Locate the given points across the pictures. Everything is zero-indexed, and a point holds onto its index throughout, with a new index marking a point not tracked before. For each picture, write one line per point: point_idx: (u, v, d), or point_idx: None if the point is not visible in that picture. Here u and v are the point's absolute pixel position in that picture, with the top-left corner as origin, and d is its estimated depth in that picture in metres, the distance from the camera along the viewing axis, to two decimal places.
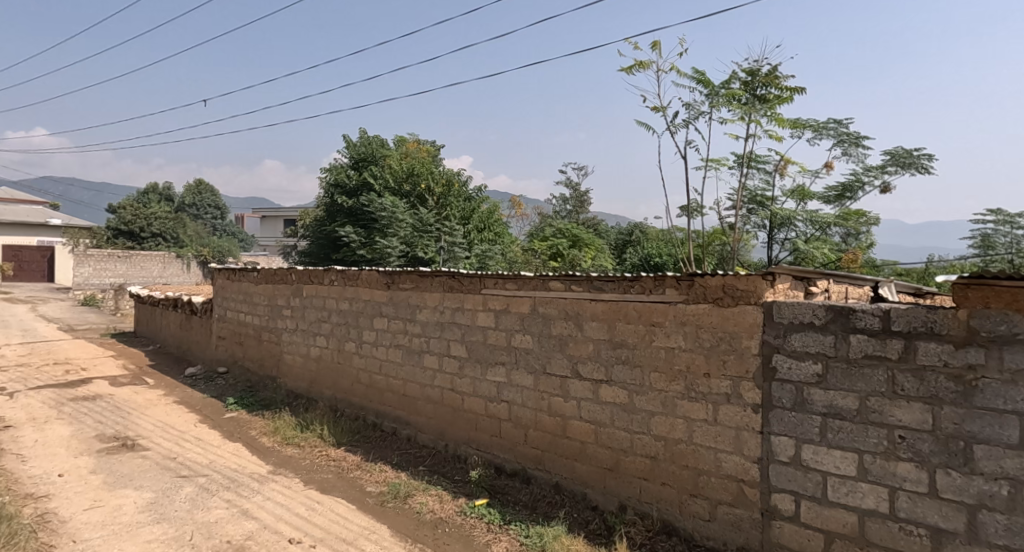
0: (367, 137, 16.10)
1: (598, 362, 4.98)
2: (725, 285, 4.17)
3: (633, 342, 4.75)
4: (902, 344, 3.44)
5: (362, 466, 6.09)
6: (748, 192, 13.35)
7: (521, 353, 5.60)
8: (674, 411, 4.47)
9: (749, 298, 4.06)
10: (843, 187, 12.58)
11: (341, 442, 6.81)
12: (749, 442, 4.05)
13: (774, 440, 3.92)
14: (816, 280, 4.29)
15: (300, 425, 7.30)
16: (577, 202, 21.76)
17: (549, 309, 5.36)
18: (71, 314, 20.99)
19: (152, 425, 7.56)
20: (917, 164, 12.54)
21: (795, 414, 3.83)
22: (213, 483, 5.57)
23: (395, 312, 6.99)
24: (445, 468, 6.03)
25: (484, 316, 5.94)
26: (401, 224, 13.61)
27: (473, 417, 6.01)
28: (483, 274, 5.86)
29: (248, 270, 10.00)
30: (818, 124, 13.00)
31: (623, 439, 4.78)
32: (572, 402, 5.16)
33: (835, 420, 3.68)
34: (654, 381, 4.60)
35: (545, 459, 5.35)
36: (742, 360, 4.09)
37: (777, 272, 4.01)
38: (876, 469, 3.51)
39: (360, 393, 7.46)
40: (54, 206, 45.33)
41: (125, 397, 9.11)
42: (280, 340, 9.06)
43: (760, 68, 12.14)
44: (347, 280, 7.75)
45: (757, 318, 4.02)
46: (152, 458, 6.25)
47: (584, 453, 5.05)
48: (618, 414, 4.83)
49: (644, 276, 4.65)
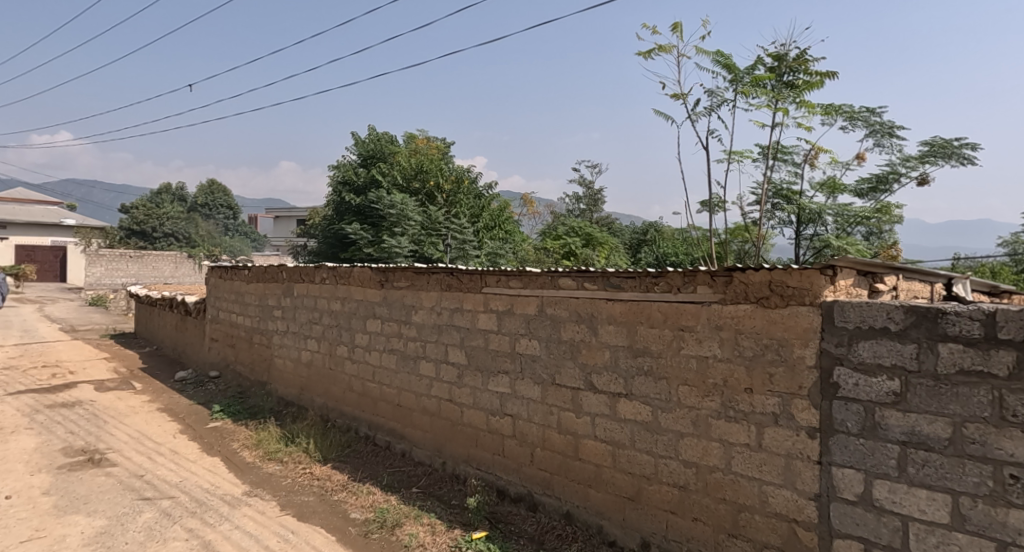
0: (375, 133, 15.59)
1: (615, 373, 4.26)
2: (771, 281, 3.44)
3: (657, 349, 4.02)
4: (1012, 357, 2.69)
5: (348, 487, 5.41)
6: (773, 186, 12.58)
7: (527, 362, 4.87)
8: (707, 433, 3.74)
9: (803, 298, 3.32)
10: (877, 178, 11.75)
11: (329, 458, 6.13)
12: (804, 474, 3.31)
13: (837, 473, 3.18)
14: (883, 275, 3.53)
15: (285, 438, 6.64)
16: (591, 201, 21.08)
17: (559, 311, 4.64)
18: (76, 315, 20.51)
19: (127, 436, 6.87)
20: (958, 155, 11.66)
21: (863, 442, 3.08)
22: (177, 508, 4.88)
23: (390, 313, 6.31)
24: (441, 490, 5.32)
25: (485, 319, 5.23)
26: (409, 222, 12.95)
27: (474, 432, 5.30)
28: (484, 271, 5.15)
29: (240, 268, 9.37)
30: (851, 112, 12.19)
31: (646, 464, 4.06)
32: (585, 418, 4.44)
33: (918, 451, 2.92)
34: (683, 395, 3.87)
35: (554, 484, 4.64)
36: (794, 374, 3.36)
37: (837, 265, 3.28)
38: (978, 516, 2.76)
39: (352, 402, 6.78)
40: (71, 206, 45.57)
41: (108, 403, 8.45)
42: (271, 343, 8.42)
43: (787, 52, 11.45)
44: (338, 278, 7.07)
45: (814, 322, 3.28)
46: (116, 476, 5.55)
47: (600, 478, 4.33)
48: (638, 434, 4.10)
49: (670, 271, 3.91)
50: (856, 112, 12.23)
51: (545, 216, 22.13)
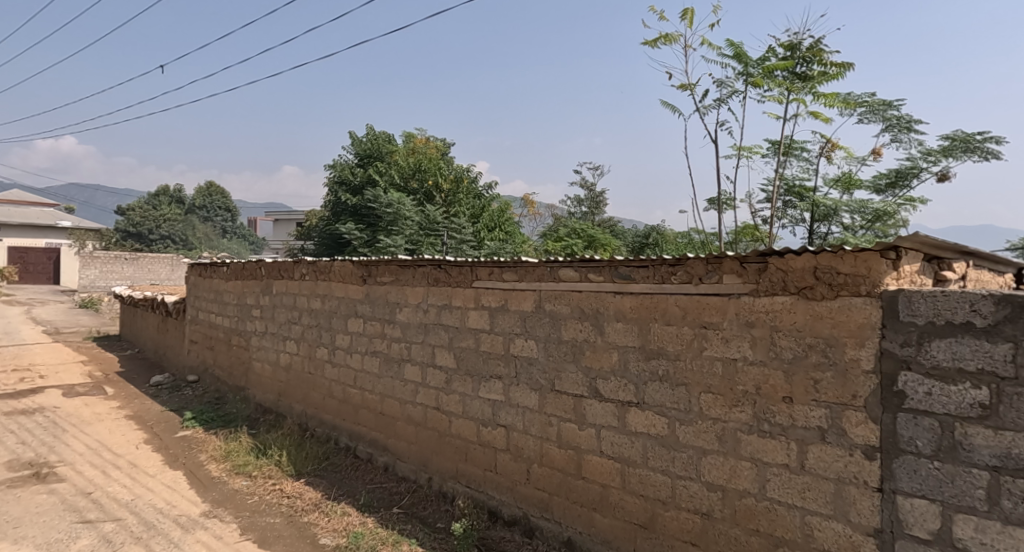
0: (372, 132, 15.06)
1: (625, 378, 3.64)
2: (817, 267, 2.85)
3: (674, 350, 3.40)
4: None
5: (320, 507, 4.78)
6: (785, 183, 11.98)
7: (522, 365, 4.26)
8: (736, 451, 3.12)
9: (858, 288, 2.72)
10: (895, 174, 11.12)
11: (303, 473, 5.49)
12: (860, 504, 2.71)
13: (904, 505, 2.58)
14: (952, 260, 2.91)
15: (256, 450, 6.01)
16: (592, 203, 20.47)
17: (559, 307, 4.03)
18: (64, 318, 19.78)
19: (84, 446, 6.21)
20: (981, 149, 11.04)
21: (940, 465, 2.48)
22: (121, 533, 4.24)
23: (373, 312, 5.69)
24: (426, 511, 4.70)
25: (476, 316, 4.62)
26: (406, 222, 12.34)
27: (463, 444, 4.68)
28: (474, 262, 4.54)
29: (219, 266, 8.76)
30: (867, 104, 11.58)
31: (661, 486, 3.43)
32: (589, 431, 3.82)
33: (1015, 480, 2.33)
34: (705, 405, 3.25)
35: (553, 506, 4.02)
36: (846, 381, 2.76)
37: (902, 247, 2.67)
38: None
39: (332, 409, 6.16)
40: (67, 209, 45.06)
41: (72, 409, 7.79)
42: (249, 345, 7.81)
43: (800, 41, 10.81)
44: (319, 274, 6.48)
45: (872, 317, 2.68)
46: (59, 494, 4.87)
47: (606, 501, 3.71)
48: (652, 450, 3.48)
49: (691, 257, 3.29)
50: (873, 105, 11.60)
51: (547, 218, 21.57)
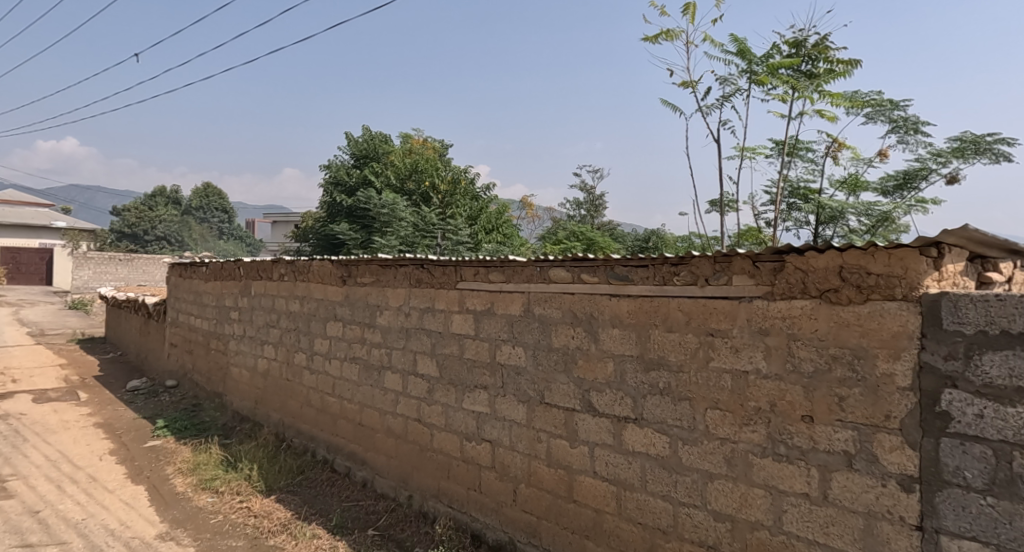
0: (369, 133, 14.71)
1: (621, 391, 3.25)
2: (842, 266, 2.47)
3: (677, 361, 3.01)
4: None
5: (288, 528, 4.38)
6: (789, 185, 11.63)
7: (509, 375, 3.86)
8: (747, 477, 2.73)
9: (892, 291, 2.34)
10: (903, 175, 10.74)
11: (274, 489, 5.10)
12: (895, 543, 2.33)
13: (950, 547, 2.20)
14: (998, 260, 2.51)
15: (227, 462, 5.61)
16: (592, 206, 20.05)
17: (549, 311, 3.63)
18: (53, 319, 19.30)
19: (43, 458, 5.80)
20: (990, 151, 10.67)
21: (995, 502, 2.11)
22: None
23: (353, 315, 5.29)
24: (403, 533, 4.30)
25: (460, 320, 4.23)
26: (401, 223, 11.80)
27: (445, 460, 4.29)
28: (459, 261, 4.15)
29: (199, 266, 8.36)
30: (874, 104, 11.20)
31: (663, 513, 3.03)
32: (581, 449, 3.43)
33: None
34: (711, 423, 2.86)
35: (542, 531, 3.62)
36: (877, 399, 2.37)
37: (945, 242, 2.28)
38: None
39: (310, 418, 5.76)
40: (65, 210, 44.88)
41: (39, 416, 7.38)
42: (227, 349, 7.41)
43: (806, 38, 10.44)
44: (298, 274, 6.08)
45: (909, 325, 2.29)
46: (3, 513, 4.47)
47: (600, 528, 3.32)
48: (652, 472, 3.09)
49: (696, 254, 2.90)
50: (879, 104, 11.24)
51: (547, 220, 21.16)
